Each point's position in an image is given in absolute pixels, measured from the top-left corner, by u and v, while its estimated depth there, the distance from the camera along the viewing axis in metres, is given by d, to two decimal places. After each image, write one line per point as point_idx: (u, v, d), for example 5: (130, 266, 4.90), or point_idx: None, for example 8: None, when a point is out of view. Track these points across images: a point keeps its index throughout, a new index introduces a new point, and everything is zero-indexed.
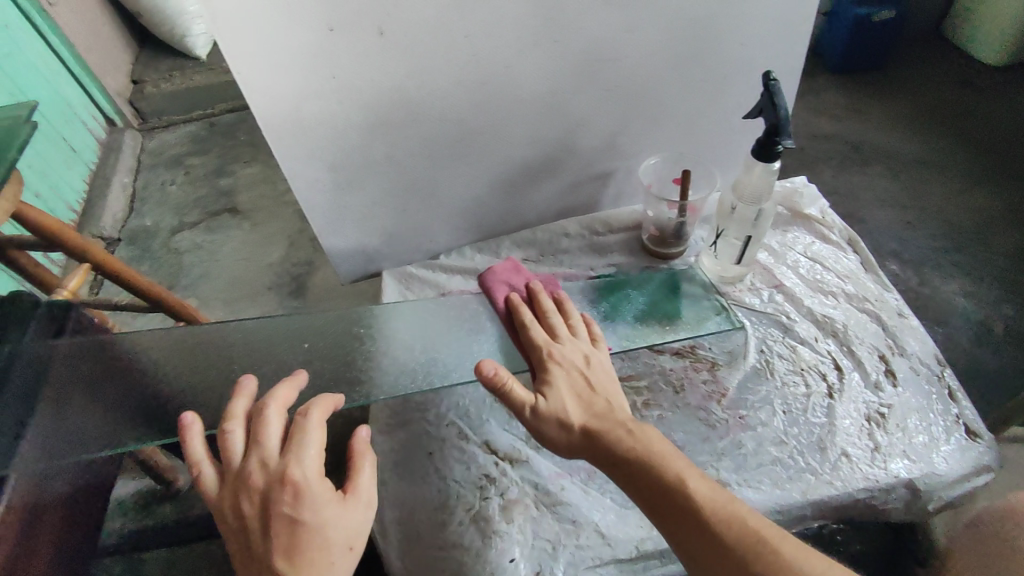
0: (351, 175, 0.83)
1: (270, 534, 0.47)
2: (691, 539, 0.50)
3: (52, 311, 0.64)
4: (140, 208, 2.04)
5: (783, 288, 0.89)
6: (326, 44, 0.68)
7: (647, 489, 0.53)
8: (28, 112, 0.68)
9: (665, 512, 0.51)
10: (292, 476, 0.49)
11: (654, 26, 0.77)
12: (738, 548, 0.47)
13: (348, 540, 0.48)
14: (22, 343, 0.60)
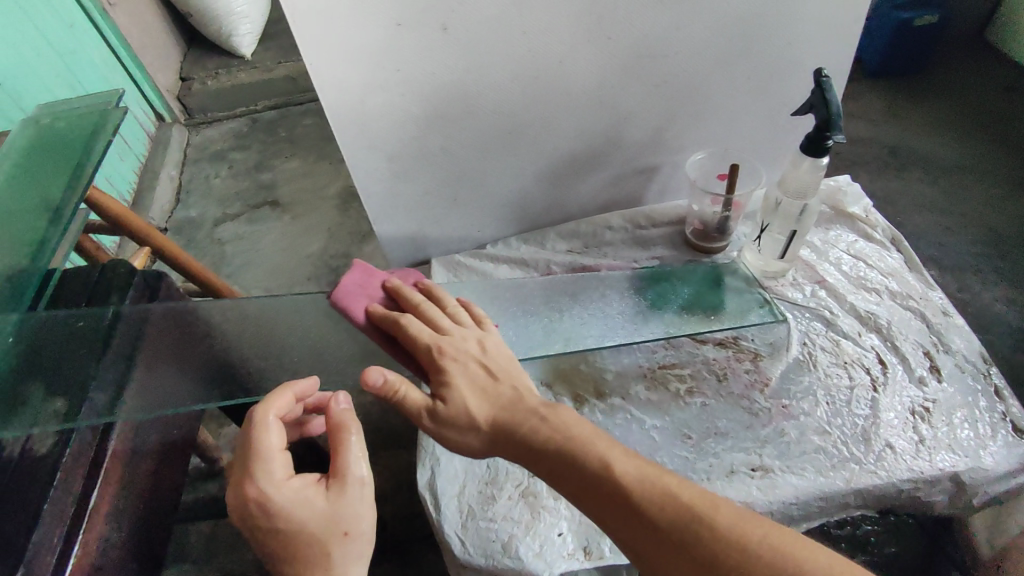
0: (407, 165, 0.86)
1: (264, 536, 0.50)
2: (621, 523, 0.48)
3: (147, 278, 0.60)
4: (186, 201, 2.12)
5: (826, 284, 0.90)
6: (392, 38, 0.71)
7: (572, 480, 0.52)
8: (117, 99, 0.73)
9: (589, 500, 0.50)
10: (257, 492, 0.49)
11: (705, 24, 0.79)
12: (664, 524, 0.46)
13: (338, 532, 0.50)
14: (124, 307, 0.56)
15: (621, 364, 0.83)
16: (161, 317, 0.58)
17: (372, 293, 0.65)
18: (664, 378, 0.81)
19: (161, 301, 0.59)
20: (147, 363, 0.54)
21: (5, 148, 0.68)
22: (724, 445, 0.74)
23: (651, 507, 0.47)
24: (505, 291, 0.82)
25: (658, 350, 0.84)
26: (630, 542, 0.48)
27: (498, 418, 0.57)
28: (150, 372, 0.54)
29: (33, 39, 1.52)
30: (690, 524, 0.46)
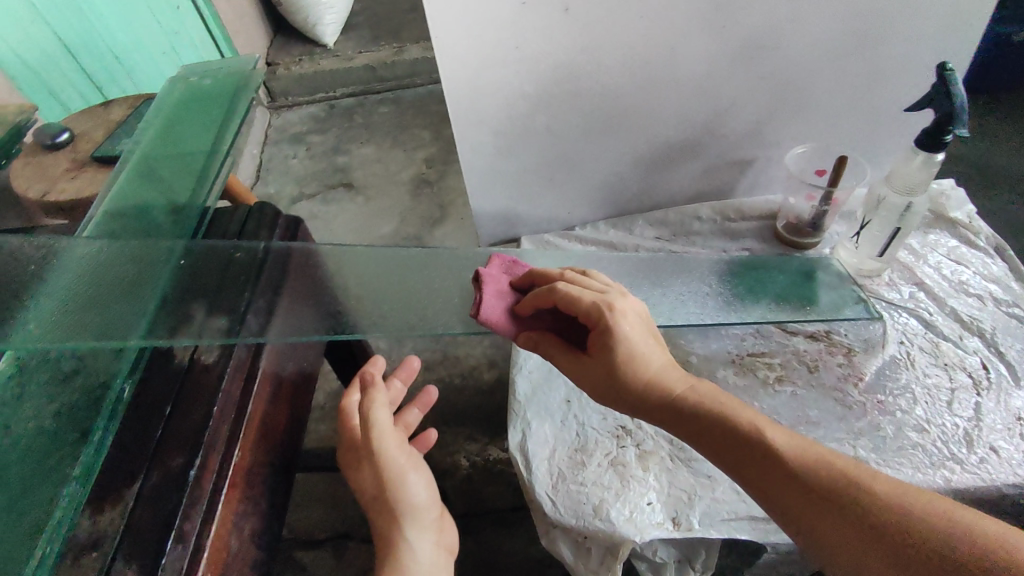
0: (510, 142, 0.90)
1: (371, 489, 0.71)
2: (774, 484, 0.49)
3: (285, 223, 0.66)
4: (266, 178, 2.22)
5: (924, 286, 0.88)
6: (517, 17, 0.75)
7: (728, 443, 0.52)
8: (254, 62, 0.78)
9: (742, 463, 0.51)
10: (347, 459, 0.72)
11: (821, 17, 0.79)
12: (825, 488, 0.46)
13: (372, 494, 0.67)
14: (270, 243, 0.62)
15: (710, 349, 0.84)
16: (300, 255, 0.63)
17: (507, 286, 0.64)
18: (752, 366, 0.81)
19: (297, 244, 0.65)
20: (287, 293, 0.58)
21: (158, 101, 0.76)
22: (816, 434, 0.74)
23: (811, 474, 0.47)
24: (602, 263, 0.83)
25: (747, 338, 0.85)
26: (783, 506, 0.48)
27: (651, 379, 0.57)
28: (289, 300, 0.58)
29: (147, 18, 1.63)
30: (852, 491, 0.46)
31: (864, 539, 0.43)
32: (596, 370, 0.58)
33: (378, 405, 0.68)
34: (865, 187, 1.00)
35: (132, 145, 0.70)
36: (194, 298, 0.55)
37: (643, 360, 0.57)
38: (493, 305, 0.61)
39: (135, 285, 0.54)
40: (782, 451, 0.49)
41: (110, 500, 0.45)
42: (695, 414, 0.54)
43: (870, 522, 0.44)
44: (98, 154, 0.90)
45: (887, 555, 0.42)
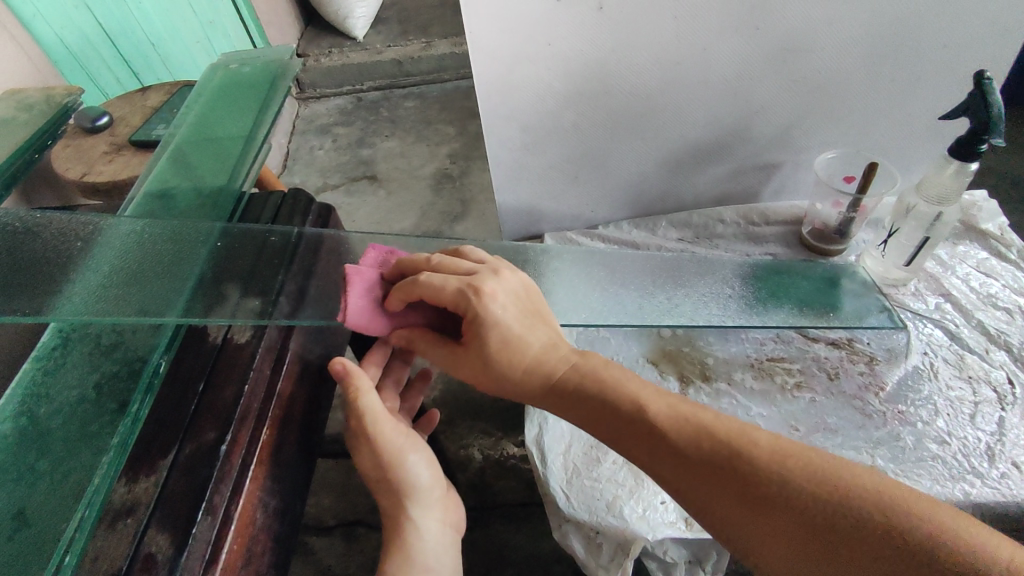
0: (537, 138, 0.91)
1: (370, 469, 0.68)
2: (662, 463, 0.51)
3: (319, 211, 0.68)
4: (292, 168, 2.26)
5: (951, 297, 0.87)
6: (551, 13, 0.76)
7: (617, 425, 0.53)
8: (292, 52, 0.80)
9: (634, 445, 0.53)
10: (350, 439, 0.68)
11: (854, 22, 0.79)
12: (706, 459, 0.48)
13: (372, 475, 0.65)
14: (304, 229, 0.64)
15: (729, 352, 0.84)
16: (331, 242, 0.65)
17: (376, 280, 0.59)
18: (771, 370, 0.81)
19: (329, 231, 0.66)
20: (315, 275, 0.59)
21: (198, 88, 0.78)
22: (834, 441, 0.73)
23: (694, 447, 0.49)
24: (625, 260, 0.83)
25: (767, 342, 0.84)
26: (675, 481, 0.50)
27: (533, 368, 0.57)
28: (317, 283, 0.59)
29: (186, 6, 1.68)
30: (732, 459, 0.48)
31: (751, 505, 0.46)
32: (475, 363, 0.57)
33: (366, 393, 0.61)
34: (894, 197, 0.99)
35: (172, 129, 0.72)
36: (230, 279, 0.57)
37: (522, 349, 0.57)
38: (358, 307, 0.56)
39: (173, 264, 0.55)
40: (667, 428, 0.51)
41: (144, 471, 0.46)
42: (584, 396, 0.55)
43: (752, 486, 0.46)
44: (135, 138, 0.93)
45: (774, 516, 0.45)
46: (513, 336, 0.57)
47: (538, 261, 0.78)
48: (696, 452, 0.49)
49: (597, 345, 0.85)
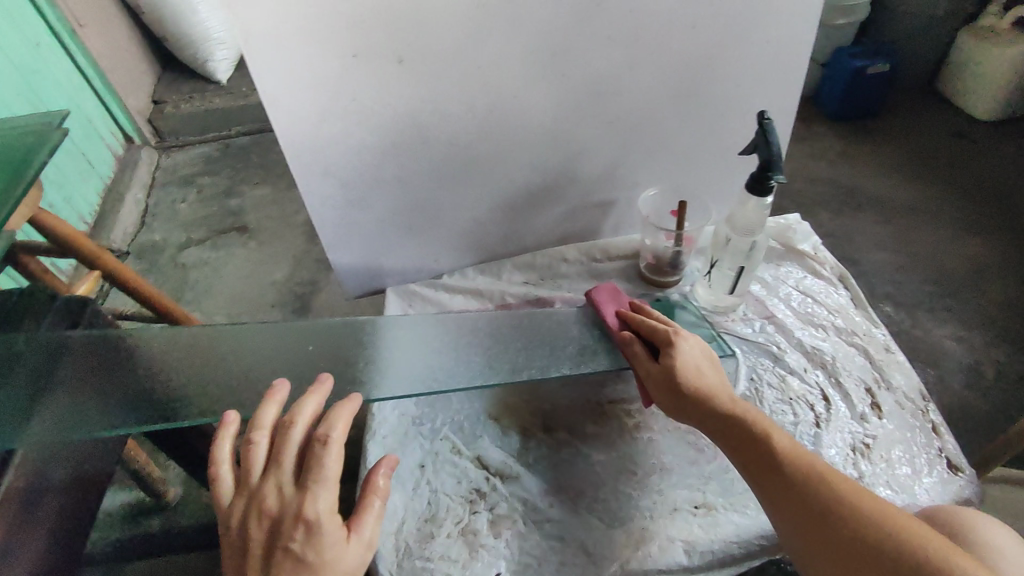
0: (361, 194, 0.87)
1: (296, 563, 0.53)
2: (774, 483, 0.60)
3: (69, 307, 0.77)
4: (152, 224, 2.08)
5: (774, 319, 0.91)
6: (347, 69, 0.74)
7: (742, 440, 0.63)
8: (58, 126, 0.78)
9: (753, 459, 0.62)
10: (304, 516, 0.54)
11: (652, 66, 0.83)
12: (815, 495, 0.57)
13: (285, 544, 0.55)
14: (42, 336, 0.72)
15: (571, 398, 0.83)
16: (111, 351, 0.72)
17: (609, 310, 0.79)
18: (610, 414, 0.81)
19: (82, 331, 0.74)
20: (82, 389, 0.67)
21: None
22: (669, 482, 0.73)
23: (801, 476, 0.58)
24: (454, 322, 0.85)
25: (607, 384, 0.84)
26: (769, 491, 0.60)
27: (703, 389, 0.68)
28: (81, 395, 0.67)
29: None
30: (836, 503, 0.56)
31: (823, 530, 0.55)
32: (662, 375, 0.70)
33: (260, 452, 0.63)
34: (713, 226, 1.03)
35: None
36: None
37: (702, 376, 0.69)
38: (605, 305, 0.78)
39: None
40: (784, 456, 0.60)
41: None
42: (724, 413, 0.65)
43: (829, 517, 0.55)
44: None
45: (837, 541, 0.54)
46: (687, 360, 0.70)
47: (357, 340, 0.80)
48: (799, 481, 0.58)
49: (437, 407, 0.82)
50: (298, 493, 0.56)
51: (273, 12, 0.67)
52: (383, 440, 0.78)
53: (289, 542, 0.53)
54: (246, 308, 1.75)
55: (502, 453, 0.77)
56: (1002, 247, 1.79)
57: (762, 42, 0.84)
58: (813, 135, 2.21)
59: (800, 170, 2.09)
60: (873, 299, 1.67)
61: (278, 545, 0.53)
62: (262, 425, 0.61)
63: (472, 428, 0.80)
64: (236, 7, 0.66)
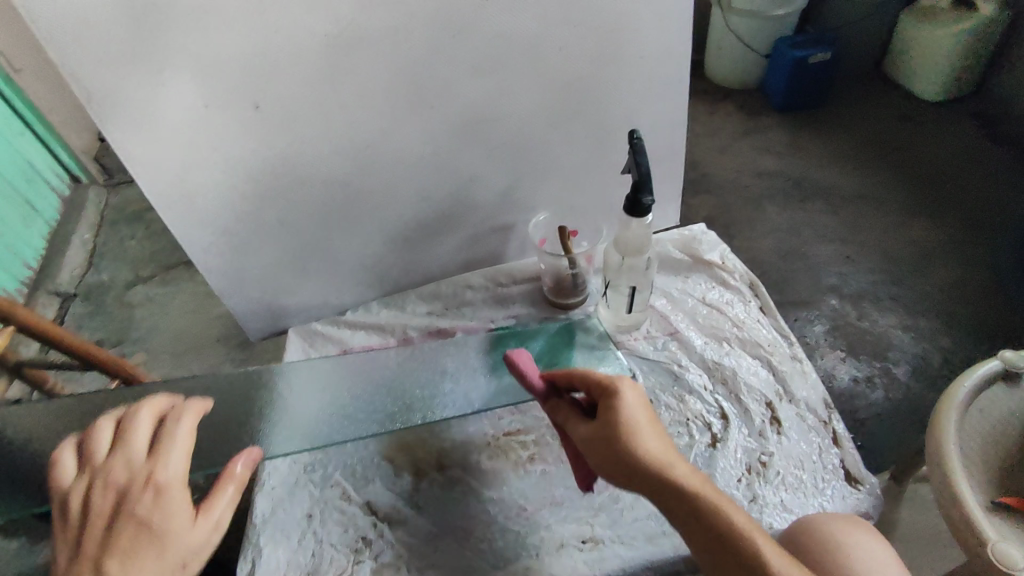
0: (244, 239, 0.85)
1: (139, 528, 0.53)
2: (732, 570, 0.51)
3: None
4: (100, 263, 1.87)
5: (678, 336, 0.89)
6: (202, 119, 0.71)
7: (696, 519, 0.53)
8: None
9: (706, 540, 0.52)
10: (155, 479, 0.56)
11: (528, 87, 0.81)
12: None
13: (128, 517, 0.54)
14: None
15: (467, 433, 0.81)
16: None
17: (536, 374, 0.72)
18: (506, 447, 0.79)
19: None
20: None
21: None
22: (557, 516, 0.72)
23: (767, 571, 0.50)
24: (349, 364, 0.85)
25: (504, 416, 0.82)
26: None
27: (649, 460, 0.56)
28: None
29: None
30: None
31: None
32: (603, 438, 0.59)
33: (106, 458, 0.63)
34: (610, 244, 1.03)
35: None
36: None
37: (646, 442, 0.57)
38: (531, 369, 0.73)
39: None
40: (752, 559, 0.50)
41: None
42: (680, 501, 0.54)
43: None
44: None
45: None
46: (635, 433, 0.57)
47: (246, 394, 0.81)
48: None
49: (329, 452, 0.80)
50: (148, 459, 0.58)
51: (112, 67, 0.64)
52: (269, 492, 0.76)
53: (135, 497, 0.54)
54: (190, 345, 1.62)
55: (393, 497, 0.75)
56: (951, 229, 1.77)
57: (638, 56, 0.83)
58: (760, 128, 2.20)
59: (749, 164, 2.08)
60: (819, 292, 1.64)
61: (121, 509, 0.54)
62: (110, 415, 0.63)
63: (364, 472, 0.78)
64: (71, 64, 0.63)
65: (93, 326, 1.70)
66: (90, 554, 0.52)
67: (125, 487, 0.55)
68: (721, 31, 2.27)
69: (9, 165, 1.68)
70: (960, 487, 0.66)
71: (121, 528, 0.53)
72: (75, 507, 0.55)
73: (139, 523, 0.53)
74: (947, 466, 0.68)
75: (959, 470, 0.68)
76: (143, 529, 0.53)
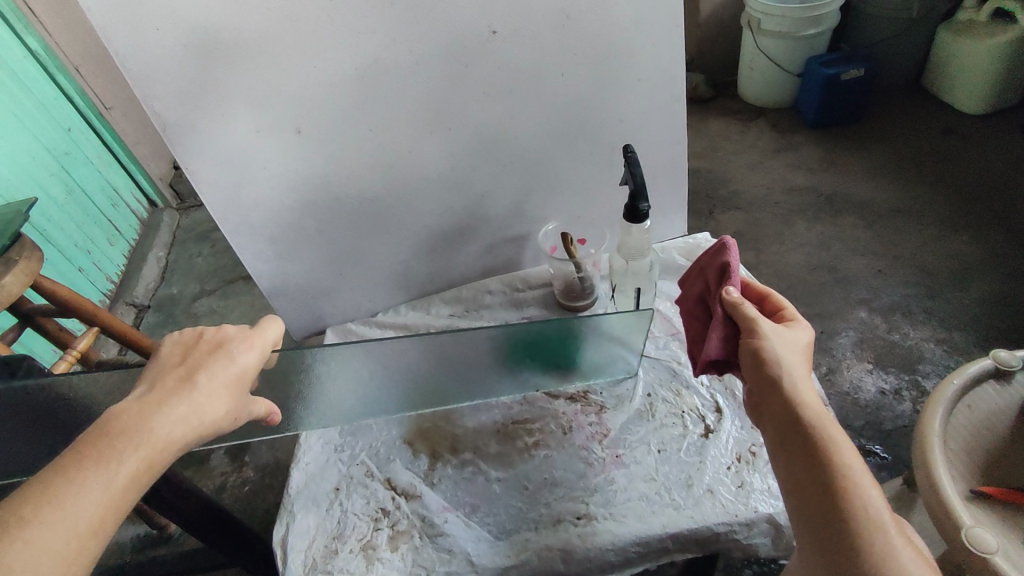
0: (289, 248, 0.97)
1: (220, 367, 0.60)
2: (805, 470, 0.55)
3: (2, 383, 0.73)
4: (171, 277, 2.07)
5: (680, 336, 0.96)
6: (254, 141, 0.84)
7: (795, 423, 0.57)
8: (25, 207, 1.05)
9: (798, 441, 0.56)
10: (255, 343, 0.64)
11: (534, 110, 0.91)
12: (839, 502, 0.52)
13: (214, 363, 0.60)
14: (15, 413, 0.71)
15: (479, 420, 0.89)
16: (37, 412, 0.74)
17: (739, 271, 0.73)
18: (514, 433, 0.87)
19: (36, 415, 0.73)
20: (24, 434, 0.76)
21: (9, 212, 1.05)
22: (556, 495, 0.79)
23: (837, 484, 0.53)
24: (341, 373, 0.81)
25: (514, 405, 0.90)
26: (800, 508, 0.54)
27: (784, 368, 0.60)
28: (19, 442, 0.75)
29: (28, 142, 1.61)
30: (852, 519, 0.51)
31: (833, 567, 0.50)
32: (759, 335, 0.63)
33: None
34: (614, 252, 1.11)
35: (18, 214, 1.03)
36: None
37: (789, 359, 0.61)
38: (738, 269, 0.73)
39: None
40: (845, 492, 0.52)
41: None
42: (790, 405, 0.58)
43: (835, 524, 0.52)
44: None
45: (831, 547, 0.51)
46: (784, 356, 0.61)
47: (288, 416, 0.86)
48: (845, 522, 0.51)
49: (357, 434, 0.90)
50: (256, 333, 0.65)
51: (182, 100, 0.77)
52: (303, 466, 0.86)
53: (237, 351, 0.62)
54: None
55: (411, 474, 0.84)
56: (992, 241, 1.74)
57: (634, 79, 0.92)
58: (793, 145, 2.22)
59: (780, 181, 2.09)
60: (848, 306, 1.63)
61: (223, 352, 0.61)
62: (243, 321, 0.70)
63: (386, 452, 0.87)
64: (150, 98, 0.76)
65: (164, 333, 1.86)
66: (188, 366, 0.58)
67: (230, 340, 0.63)
68: (751, 52, 2.31)
69: (97, 190, 1.89)
70: (941, 478, 0.68)
71: (219, 366, 0.60)
72: (188, 332, 0.62)
73: (228, 364, 0.60)
74: (930, 457, 0.70)
75: (942, 462, 0.70)
76: (232, 374, 0.60)
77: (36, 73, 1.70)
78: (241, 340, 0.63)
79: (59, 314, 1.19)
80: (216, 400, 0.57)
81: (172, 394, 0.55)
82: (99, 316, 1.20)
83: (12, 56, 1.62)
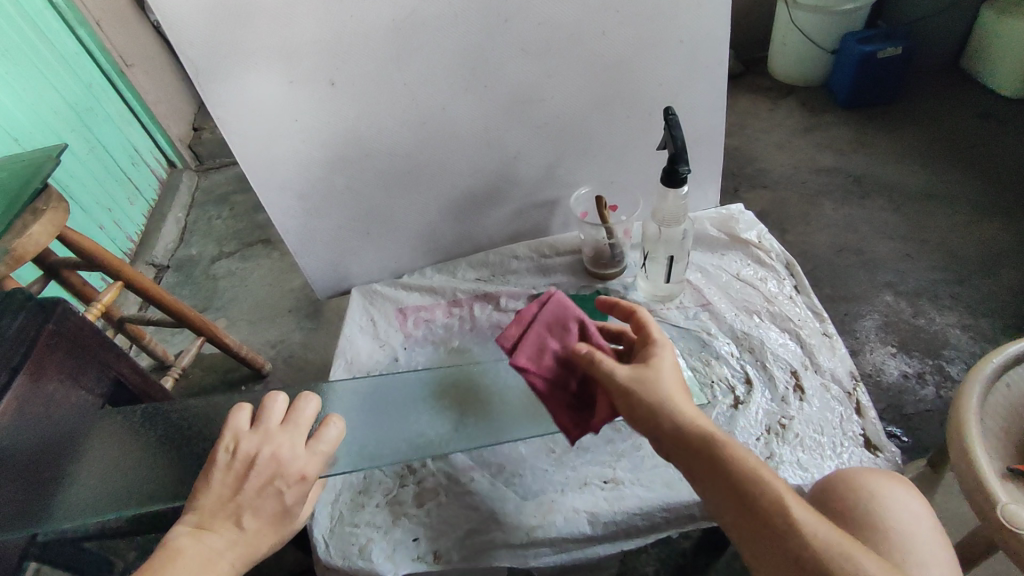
0: (317, 204, 0.96)
1: (265, 508, 0.56)
2: (720, 497, 0.55)
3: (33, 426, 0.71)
4: (190, 238, 2.07)
5: (710, 307, 0.96)
6: (287, 92, 0.82)
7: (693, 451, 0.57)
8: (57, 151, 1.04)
9: (701, 469, 0.56)
10: (307, 475, 0.59)
11: (571, 70, 0.89)
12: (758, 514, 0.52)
13: (262, 503, 0.56)
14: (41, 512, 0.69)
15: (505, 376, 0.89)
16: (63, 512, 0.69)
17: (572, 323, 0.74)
18: None
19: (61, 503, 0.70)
20: (70, 373, 0.76)
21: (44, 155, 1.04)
22: (582, 459, 0.80)
23: (750, 498, 0.53)
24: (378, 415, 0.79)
25: None
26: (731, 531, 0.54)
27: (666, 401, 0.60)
28: (60, 381, 0.75)
29: (50, 96, 1.61)
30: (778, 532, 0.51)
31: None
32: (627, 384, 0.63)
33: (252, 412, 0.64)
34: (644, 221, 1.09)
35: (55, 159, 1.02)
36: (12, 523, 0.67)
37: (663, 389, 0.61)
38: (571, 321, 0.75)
39: None
40: (756, 502, 0.52)
41: None
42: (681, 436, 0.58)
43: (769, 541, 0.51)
44: None
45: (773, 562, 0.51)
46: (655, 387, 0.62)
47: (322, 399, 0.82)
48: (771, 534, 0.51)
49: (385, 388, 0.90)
50: (309, 457, 0.60)
51: (214, 46, 0.76)
52: None
53: (284, 492, 0.57)
54: (266, 313, 1.74)
55: None
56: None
57: (676, 40, 0.90)
58: (823, 124, 2.16)
59: (807, 160, 2.05)
60: (874, 289, 1.61)
61: (272, 492, 0.56)
62: (302, 409, 0.63)
63: None
64: (183, 44, 0.75)
65: (183, 294, 1.87)
66: (236, 507, 0.55)
67: (281, 471, 0.57)
68: (785, 27, 2.24)
69: (117, 148, 1.88)
70: (976, 454, 0.67)
71: (266, 508, 0.56)
72: (242, 453, 0.58)
73: (277, 506, 0.57)
74: (965, 433, 0.69)
75: (979, 439, 0.68)
76: (280, 512, 0.57)
77: (58, 26, 1.68)
78: (288, 471, 0.58)
79: (83, 267, 1.19)
80: (260, 545, 0.55)
81: (215, 543, 0.54)
82: (122, 270, 1.19)
83: (35, 7, 1.60)
